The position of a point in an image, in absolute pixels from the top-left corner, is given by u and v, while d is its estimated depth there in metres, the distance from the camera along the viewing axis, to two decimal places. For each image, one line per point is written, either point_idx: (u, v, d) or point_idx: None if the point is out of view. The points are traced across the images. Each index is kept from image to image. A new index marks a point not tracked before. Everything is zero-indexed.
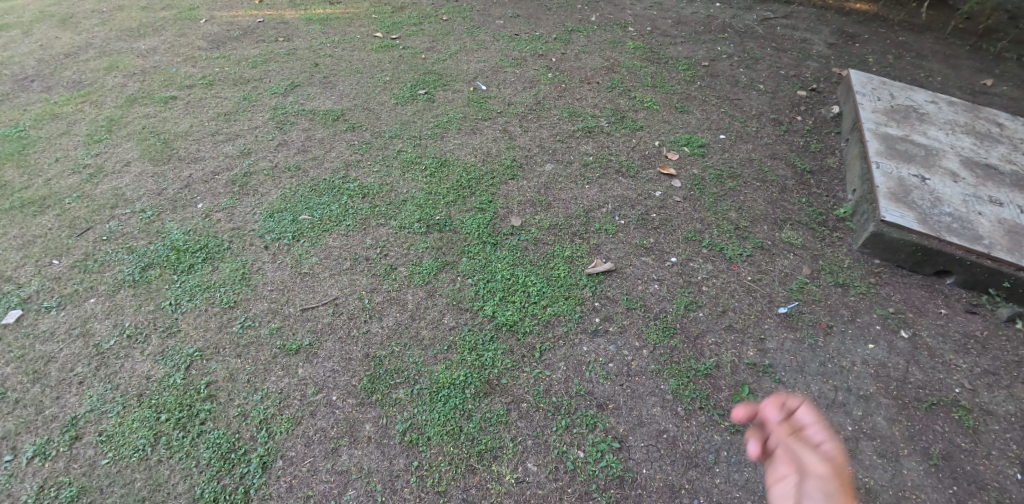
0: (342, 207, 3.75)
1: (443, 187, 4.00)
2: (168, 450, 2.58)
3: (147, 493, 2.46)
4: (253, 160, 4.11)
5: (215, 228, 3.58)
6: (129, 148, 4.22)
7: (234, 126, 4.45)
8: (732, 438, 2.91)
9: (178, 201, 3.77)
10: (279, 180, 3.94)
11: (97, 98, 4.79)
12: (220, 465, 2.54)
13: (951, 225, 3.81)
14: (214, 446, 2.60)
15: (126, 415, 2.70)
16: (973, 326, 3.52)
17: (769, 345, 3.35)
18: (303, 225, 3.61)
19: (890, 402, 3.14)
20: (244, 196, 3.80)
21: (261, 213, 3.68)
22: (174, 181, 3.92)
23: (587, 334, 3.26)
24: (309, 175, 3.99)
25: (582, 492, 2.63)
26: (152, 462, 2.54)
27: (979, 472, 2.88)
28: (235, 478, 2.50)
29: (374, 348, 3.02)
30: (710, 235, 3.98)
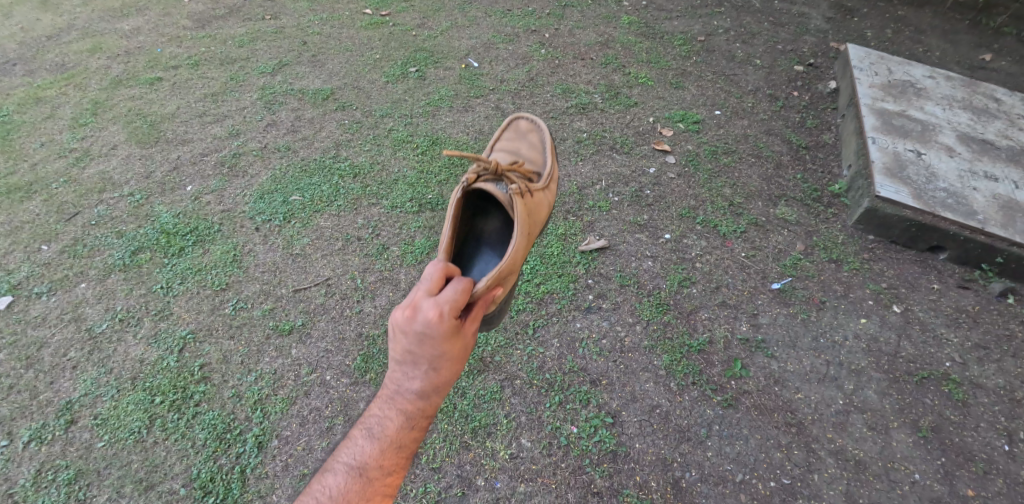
0: (333, 187, 3.69)
1: (434, 165, 3.86)
2: (164, 432, 2.61)
3: (144, 474, 2.50)
4: (242, 141, 4.08)
5: (205, 210, 3.56)
6: (115, 131, 4.17)
7: (221, 107, 4.40)
8: (724, 412, 2.95)
9: (167, 184, 3.74)
10: (269, 161, 3.90)
11: (81, 80, 4.73)
12: (216, 445, 2.57)
13: (946, 200, 3.82)
14: (210, 427, 2.62)
15: (121, 398, 2.72)
16: (965, 300, 3.55)
17: (762, 319, 3.38)
18: (294, 206, 3.57)
19: (880, 376, 3.18)
20: (234, 178, 3.77)
21: (251, 194, 3.66)
22: (161, 163, 3.90)
23: (580, 311, 3.29)
24: (300, 155, 3.95)
25: (576, 467, 2.68)
26: (148, 444, 2.58)
27: (966, 444, 2.95)
28: (231, 458, 2.53)
29: (367, 327, 2.96)
30: (705, 211, 3.98)
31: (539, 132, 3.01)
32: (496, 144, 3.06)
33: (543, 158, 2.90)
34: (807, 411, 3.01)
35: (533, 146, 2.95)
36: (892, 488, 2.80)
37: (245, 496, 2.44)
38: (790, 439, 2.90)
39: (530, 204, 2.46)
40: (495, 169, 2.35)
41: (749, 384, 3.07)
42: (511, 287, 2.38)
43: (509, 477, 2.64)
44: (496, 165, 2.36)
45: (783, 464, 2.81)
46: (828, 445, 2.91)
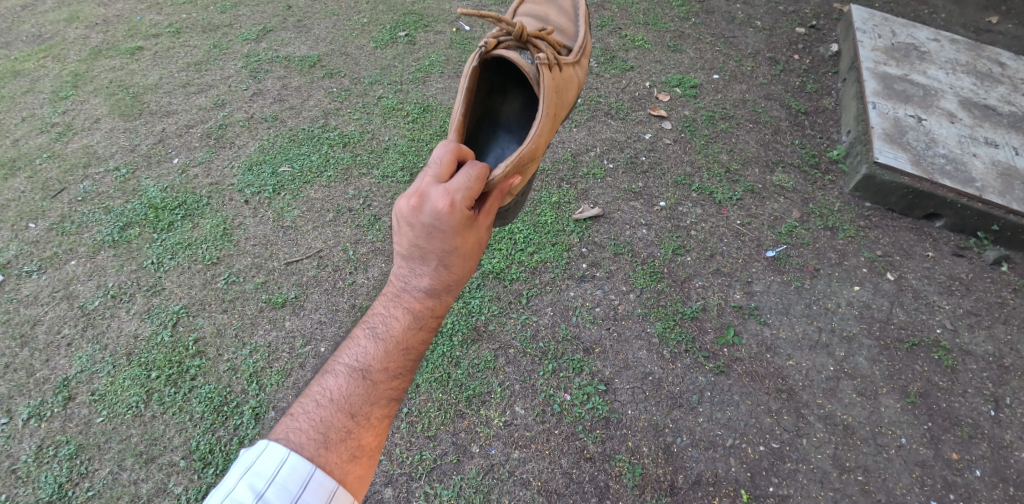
0: (323, 157, 3.64)
1: (426, 133, 3.81)
2: (161, 406, 2.65)
3: (144, 447, 2.55)
4: (228, 111, 4.00)
5: (192, 183, 3.52)
6: (97, 103, 4.09)
7: (205, 77, 4.31)
8: (716, 379, 2.98)
9: (153, 157, 3.70)
10: (257, 131, 3.84)
11: (59, 52, 4.61)
12: (213, 418, 2.61)
13: (944, 167, 3.79)
14: (207, 400, 2.66)
15: (117, 374, 2.75)
16: (958, 268, 3.56)
17: (756, 287, 3.38)
18: (283, 178, 3.53)
19: (871, 343, 3.22)
20: (221, 149, 3.72)
21: (239, 165, 3.61)
22: (146, 136, 3.84)
23: (574, 280, 3.29)
24: (287, 125, 3.88)
25: (569, 433, 2.73)
26: (146, 419, 2.62)
27: (953, 409, 3.01)
28: (229, 430, 2.58)
29: (360, 299, 2.97)
30: (700, 178, 3.95)
31: None
32: (522, 7, 2.90)
33: (574, 27, 2.80)
34: (798, 378, 3.05)
35: (564, 16, 2.81)
36: (879, 452, 2.87)
37: None
38: (780, 405, 2.94)
39: (558, 77, 2.40)
40: (519, 32, 2.31)
41: (741, 351, 3.10)
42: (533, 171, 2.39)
43: (503, 444, 2.68)
44: (521, 29, 2.31)
45: (773, 429, 2.86)
46: (818, 410, 2.96)
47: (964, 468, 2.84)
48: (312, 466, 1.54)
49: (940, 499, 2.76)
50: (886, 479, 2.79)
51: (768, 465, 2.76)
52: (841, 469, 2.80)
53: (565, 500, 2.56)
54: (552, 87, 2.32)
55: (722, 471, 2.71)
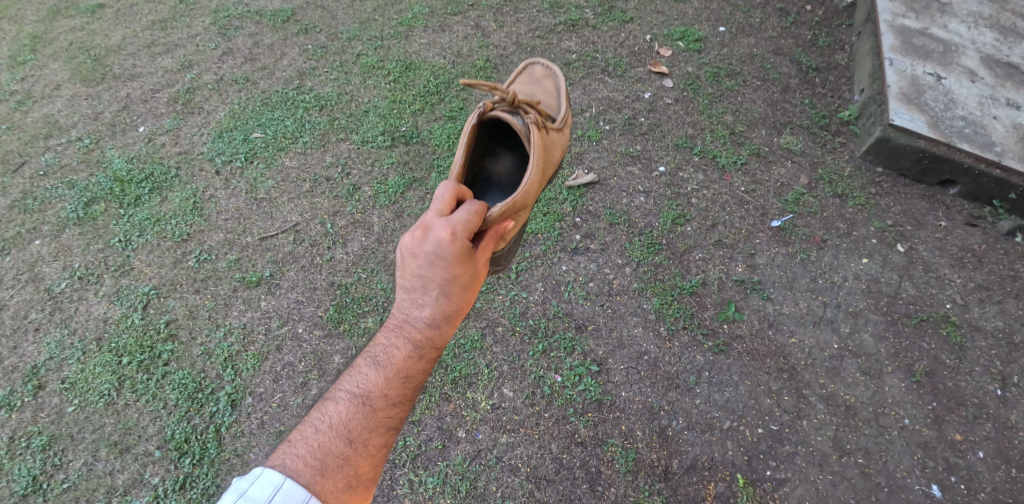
0: (297, 122, 3.40)
1: (408, 95, 3.55)
2: (135, 394, 2.54)
3: (119, 437, 2.46)
4: (196, 73, 3.74)
5: (159, 153, 3.32)
6: (57, 69, 3.82)
7: (171, 35, 4.01)
8: (714, 359, 2.85)
9: (117, 126, 3.47)
10: (227, 94, 3.59)
11: (15, 12, 4.28)
12: (189, 405, 2.52)
13: (963, 130, 3.56)
14: (181, 386, 2.56)
15: (88, 360, 2.63)
16: (970, 239, 3.38)
17: (759, 260, 3.22)
18: (256, 145, 3.31)
19: (878, 319, 3.09)
20: (189, 115, 3.49)
21: (209, 132, 3.39)
22: (110, 103, 3.60)
23: (567, 252, 3.13)
24: (260, 87, 3.62)
25: (559, 416, 2.62)
26: (119, 407, 2.52)
27: (958, 388, 2.90)
28: (206, 417, 2.49)
29: (339, 276, 2.82)
30: (703, 140, 3.72)
31: (553, 77, 2.78)
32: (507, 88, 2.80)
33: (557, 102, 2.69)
34: (800, 356, 2.93)
35: (548, 92, 2.72)
36: (881, 433, 2.77)
37: (222, 454, 2.42)
38: (781, 385, 2.83)
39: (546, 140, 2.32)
40: (512, 99, 2.24)
41: (742, 329, 2.96)
42: (522, 221, 2.26)
43: (490, 429, 2.58)
44: (514, 94, 2.24)
45: (772, 411, 2.75)
46: (820, 390, 2.85)
47: (967, 450, 2.75)
48: (308, 493, 1.49)
49: (942, 482, 2.67)
50: (887, 461, 2.71)
51: (766, 448, 2.66)
52: (840, 452, 2.70)
53: (555, 487, 2.48)
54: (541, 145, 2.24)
55: (718, 455, 2.61)
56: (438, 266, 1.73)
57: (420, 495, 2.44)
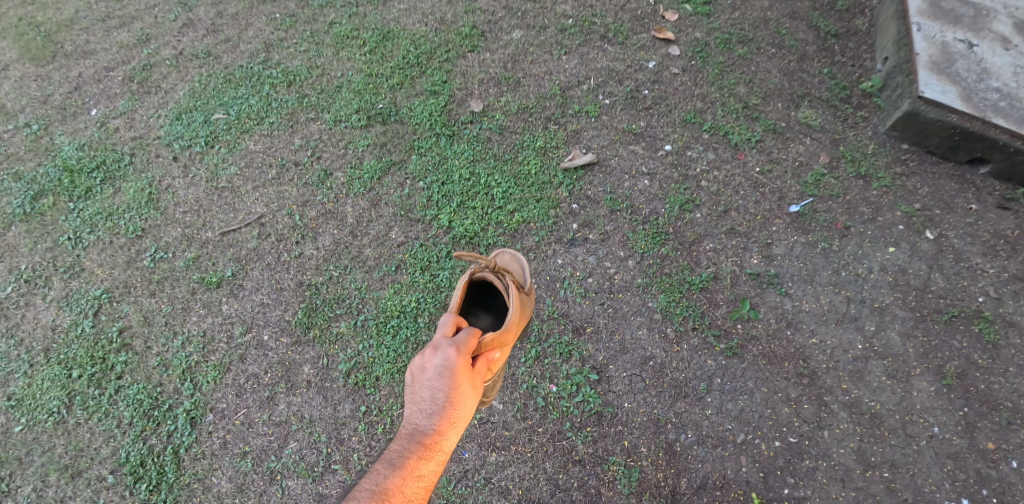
0: (263, 100, 3.36)
1: (386, 67, 3.49)
2: (85, 412, 2.50)
3: (69, 460, 2.42)
4: (152, 48, 3.62)
5: (112, 139, 3.24)
6: (5, 46, 3.69)
7: (127, 7, 3.86)
8: (727, 363, 2.58)
9: (68, 109, 3.38)
10: (186, 71, 3.50)
11: None
12: (144, 424, 2.47)
13: (998, 104, 3.20)
14: (136, 403, 2.51)
15: (35, 375, 2.59)
16: (1004, 225, 3.07)
17: (776, 251, 2.92)
18: (217, 126, 3.26)
19: (905, 315, 2.80)
20: (145, 95, 3.41)
21: (167, 114, 3.32)
22: (60, 84, 3.49)
23: (562, 244, 2.86)
24: (222, 61, 3.54)
25: (554, 432, 2.39)
26: (70, 427, 2.48)
27: (992, 392, 2.63)
28: (162, 438, 2.44)
29: (309, 275, 2.79)
30: (713, 115, 3.38)
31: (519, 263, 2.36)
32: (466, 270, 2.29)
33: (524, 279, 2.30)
34: (821, 359, 2.65)
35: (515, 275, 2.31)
36: (908, 444, 2.51)
37: (181, 479, 2.37)
38: (801, 392, 2.56)
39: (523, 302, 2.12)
40: (494, 266, 2.06)
41: (757, 329, 2.68)
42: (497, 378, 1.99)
43: (478, 447, 2.37)
44: (497, 262, 2.07)
45: (791, 421, 2.49)
46: (842, 397, 2.58)
47: (1001, 460, 2.49)
48: None
49: (972, 496, 2.43)
50: (914, 474, 2.45)
51: (784, 464, 2.41)
52: (865, 466, 2.45)
53: None
54: (520, 304, 2.05)
55: (731, 473, 2.37)
56: (445, 374, 1.51)
57: None
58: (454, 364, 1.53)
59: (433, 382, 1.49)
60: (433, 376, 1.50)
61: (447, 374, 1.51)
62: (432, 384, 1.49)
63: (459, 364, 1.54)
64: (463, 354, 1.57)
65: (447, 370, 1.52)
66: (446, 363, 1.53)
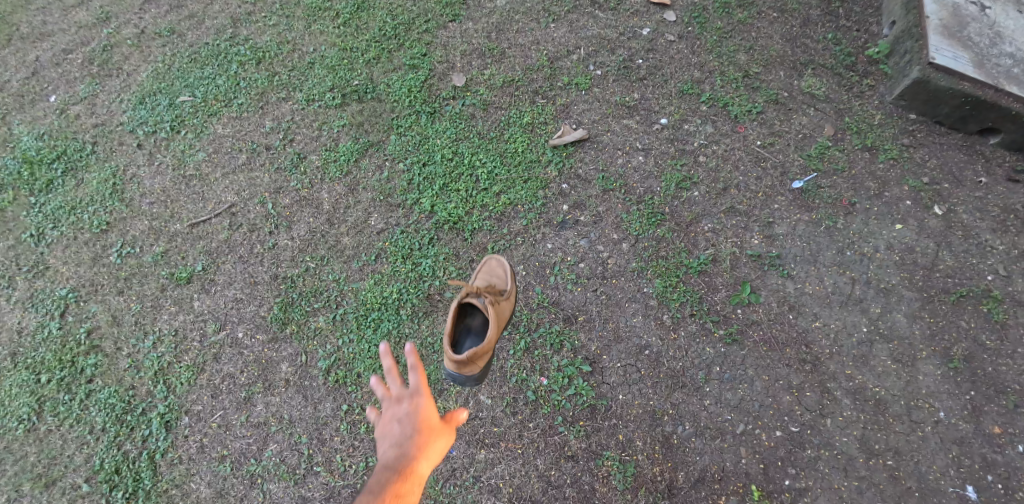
0: (231, 79, 3.31)
1: (361, 40, 3.38)
2: (56, 418, 2.48)
3: (43, 468, 2.39)
4: (113, 27, 3.63)
5: (73, 126, 3.26)
6: None
7: None
8: (726, 351, 2.47)
9: (26, 96, 3.39)
10: (148, 51, 3.50)
11: None
12: (118, 430, 2.41)
13: (1011, 70, 3.00)
14: (108, 408, 2.46)
15: (3, 380, 2.57)
16: (1017, 198, 2.92)
17: (777, 230, 2.77)
18: (183, 109, 3.24)
19: (912, 296, 2.68)
20: (107, 78, 3.42)
21: (130, 98, 3.32)
22: (18, 69, 3.50)
23: (552, 227, 2.72)
24: (186, 39, 3.52)
25: (546, 427, 2.29)
26: (41, 434, 2.46)
27: (999, 374, 2.53)
28: (137, 443, 2.38)
29: (283, 268, 2.67)
30: (712, 85, 3.20)
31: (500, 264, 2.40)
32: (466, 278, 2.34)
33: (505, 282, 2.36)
34: (824, 343, 2.54)
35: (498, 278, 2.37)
36: (912, 431, 2.42)
37: (159, 485, 2.30)
38: (802, 379, 2.45)
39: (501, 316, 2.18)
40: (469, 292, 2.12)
41: (758, 313, 2.56)
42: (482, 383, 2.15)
43: (466, 444, 2.27)
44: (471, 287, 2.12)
45: (793, 410, 2.39)
46: (846, 383, 2.48)
47: (1007, 445, 2.40)
48: None
49: (977, 482, 2.34)
50: (918, 462, 2.36)
51: (785, 454, 2.31)
52: (868, 454, 2.36)
53: None
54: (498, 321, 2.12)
55: (730, 465, 2.27)
56: (410, 410, 1.55)
57: None
58: (418, 396, 1.55)
59: (400, 423, 1.54)
60: (398, 416, 1.55)
61: (412, 411, 1.55)
62: (399, 425, 1.53)
63: (423, 399, 1.56)
64: (426, 390, 1.57)
65: (411, 408, 1.55)
66: (409, 401, 1.55)
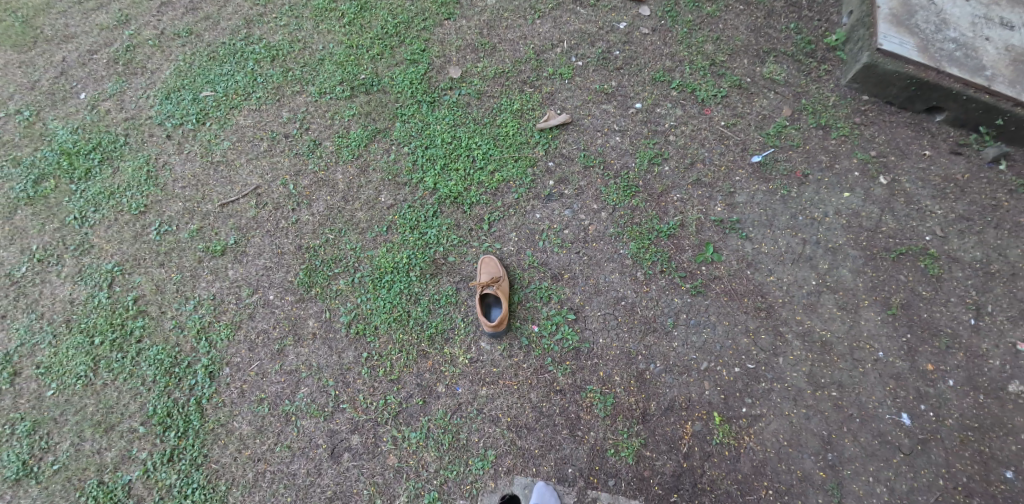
0: (248, 75, 3.66)
1: (365, 38, 3.74)
2: (111, 373, 2.84)
3: (102, 416, 2.75)
4: (133, 29, 3.97)
5: (105, 121, 3.60)
6: None
7: None
8: (692, 300, 2.86)
9: (56, 94, 3.72)
10: (169, 51, 3.85)
11: None
12: (167, 380, 2.79)
13: (953, 54, 3.31)
14: (157, 363, 2.83)
15: (59, 344, 2.92)
16: (955, 168, 3.26)
17: (738, 199, 3.16)
18: (206, 104, 3.59)
19: (857, 254, 3.03)
20: (131, 77, 3.76)
21: (156, 94, 3.67)
22: (45, 69, 3.82)
23: (540, 200, 3.10)
24: (204, 39, 3.87)
25: (538, 366, 2.70)
26: (98, 387, 2.82)
27: (933, 319, 2.86)
28: (185, 391, 2.76)
29: (306, 239, 3.05)
30: (682, 73, 3.57)
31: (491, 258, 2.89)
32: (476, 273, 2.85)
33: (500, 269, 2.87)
34: (778, 294, 2.91)
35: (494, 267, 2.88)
36: (855, 367, 2.75)
37: (206, 425, 2.69)
38: (758, 324, 2.83)
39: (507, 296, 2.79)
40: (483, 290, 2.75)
41: (720, 269, 2.95)
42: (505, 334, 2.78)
43: (470, 382, 2.68)
44: (481, 286, 2.74)
45: (750, 350, 2.77)
46: (797, 327, 2.83)
47: (938, 379, 2.72)
48: None
49: (912, 410, 2.66)
50: (860, 393, 2.70)
51: (742, 387, 2.69)
52: (815, 387, 2.71)
53: (536, 434, 2.58)
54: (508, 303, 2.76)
55: (695, 395, 2.66)
56: None
57: (404, 449, 2.58)
58: None
59: None
60: None
61: None
62: None
63: None
64: None
65: None
66: None
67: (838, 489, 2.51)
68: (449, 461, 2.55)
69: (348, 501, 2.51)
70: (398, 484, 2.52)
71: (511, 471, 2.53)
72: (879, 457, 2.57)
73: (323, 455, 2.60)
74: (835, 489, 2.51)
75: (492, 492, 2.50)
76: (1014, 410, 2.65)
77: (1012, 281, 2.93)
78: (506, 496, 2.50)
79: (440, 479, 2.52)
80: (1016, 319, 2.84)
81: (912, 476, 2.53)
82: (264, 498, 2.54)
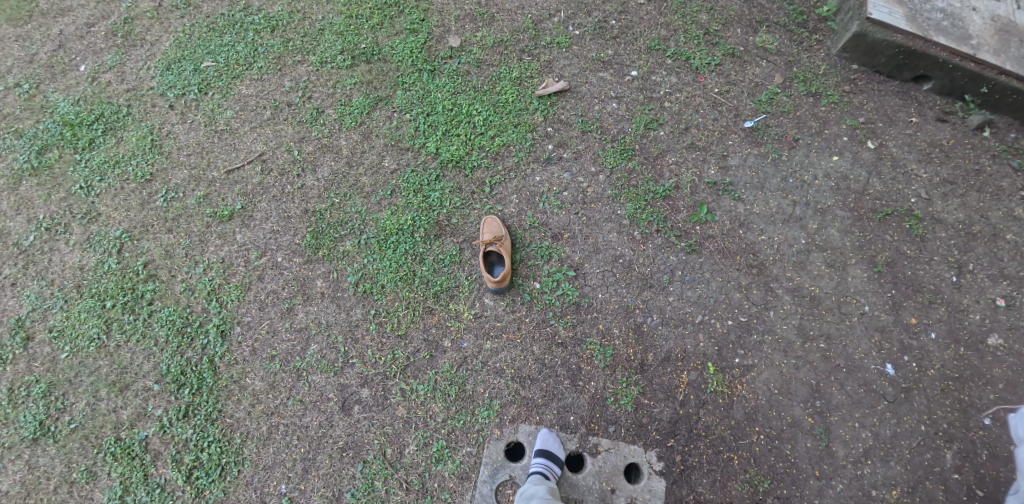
0: (249, 46, 3.70)
1: (365, 7, 3.78)
2: (123, 335, 2.91)
3: (116, 376, 2.83)
4: (131, 1, 3.96)
5: (106, 92, 3.61)
6: None
7: None
8: (687, 258, 2.98)
9: (55, 67, 3.72)
10: (168, 23, 3.86)
11: None
12: (179, 340, 2.87)
13: (941, 23, 3.36)
14: (169, 323, 2.91)
15: (71, 309, 2.98)
16: (940, 134, 3.35)
17: (731, 162, 3.26)
18: (208, 74, 3.62)
19: (845, 214, 3.13)
20: (131, 49, 3.77)
21: (157, 66, 3.69)
22: (43, 43, 3.81)
23: (540, 163, 3.21)
24: (203, 11, 3.88)
25: (540, 321, 2.82)
26: (111, 349, 2.89)
27: (917, 276, 2.97)
28: (198, 350, 2.85)
29: (313, 203, 3.15)
30: (676, 42, 3.65)
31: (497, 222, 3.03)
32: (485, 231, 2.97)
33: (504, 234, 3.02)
34: (770, 252, 3.02)
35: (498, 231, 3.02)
36: (843, 320, 2.87)
37: (219, 382, 2.78)
38: (750, 280, 2.94)
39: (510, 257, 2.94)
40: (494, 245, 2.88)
41: (713, 229, 3.06)
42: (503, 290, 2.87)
43: (475, 337, 2.80)
44: (493, 241, 2.88)
45: (742, 304, 2.89)
46: (787, 283, 2.95)
47: (921, 332, 2.85)
48: None
49: (896, 361, 2.79)
50: (847, 345, 2.82)
51: (735, 339, 2.81)
52: (804, 339, 2.83)
53: (539, 385, 2.71)
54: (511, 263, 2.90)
55: (691, 347, 2.79)
56: None
57: (412, 401, 2.69)
58: None
59: None
60: None
61: None
62: None
63: None
64: None
65: None
66: None
67: (826, 433, 2.65)
68: (456, 411, 2.67)
69: (359, 451, 2.62)
70: (407, 434, 2.64)
71: (516, 419, 2.66)
72: (865, 404, 2.71)
73: (333, 407, 2.70)
74: (822, 434, 2.65)
75: (498, 439, 2.63)
76: (992, 361, 2.78)
77: (993, 242, 3.04)
78: (512, 443, 2.63)
79: (448, 428, 2.65)
80: (996, 277, 2.96)
81: (896, 422, 2.67)
82: (278, 449, 2.65)
